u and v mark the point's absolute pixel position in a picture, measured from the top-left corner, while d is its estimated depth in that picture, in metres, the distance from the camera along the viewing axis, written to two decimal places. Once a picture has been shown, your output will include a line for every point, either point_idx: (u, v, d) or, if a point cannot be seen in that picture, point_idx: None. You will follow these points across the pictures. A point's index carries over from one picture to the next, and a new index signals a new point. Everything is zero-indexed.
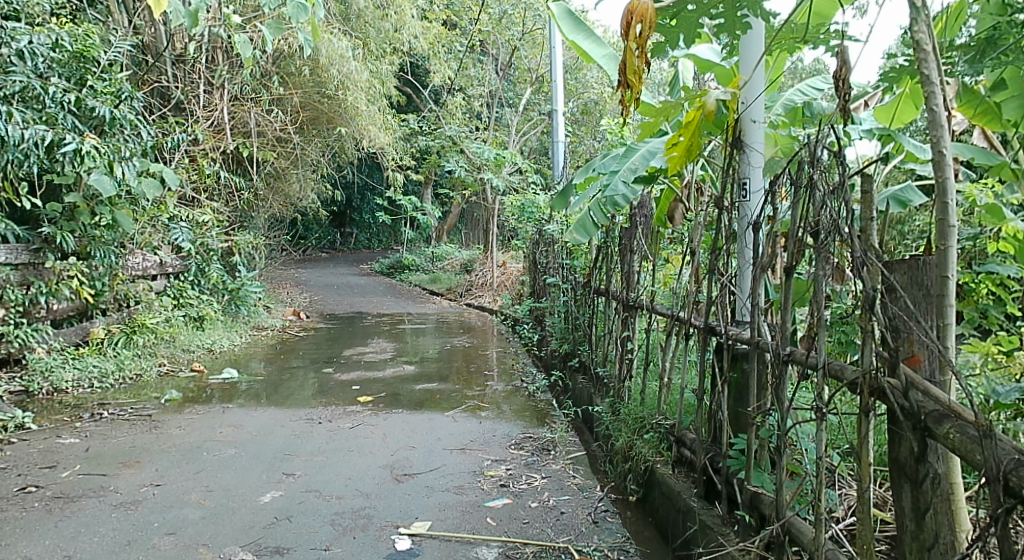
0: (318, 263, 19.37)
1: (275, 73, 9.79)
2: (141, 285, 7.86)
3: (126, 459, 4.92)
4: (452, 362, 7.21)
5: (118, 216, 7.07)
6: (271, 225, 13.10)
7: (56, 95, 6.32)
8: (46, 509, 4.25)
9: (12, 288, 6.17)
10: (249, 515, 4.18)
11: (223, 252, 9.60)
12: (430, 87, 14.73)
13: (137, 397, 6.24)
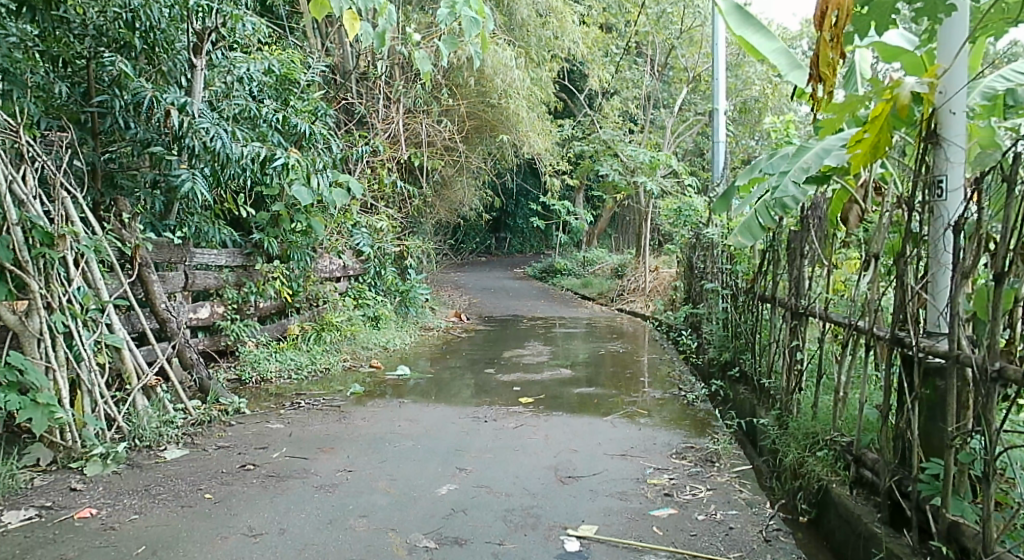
0: (476, 266, 19.71)
1: (444, 85, 10.06)
2: (329, 286, 8.26)
3: (322, 445, 5.18)
4: (604, 367, 7.10)
5: (314, 222, 7.43)
6: (436, 230, 13.45)
7: (271, 116, 6.77)
8: (262, 486, 4.56)
9: (230, 288, 6.91)
10: (428, 505, 4.26)
11: (394, 256, 9.85)
12: (589, 91, 14.69)
13: (325, 391, 6.48)
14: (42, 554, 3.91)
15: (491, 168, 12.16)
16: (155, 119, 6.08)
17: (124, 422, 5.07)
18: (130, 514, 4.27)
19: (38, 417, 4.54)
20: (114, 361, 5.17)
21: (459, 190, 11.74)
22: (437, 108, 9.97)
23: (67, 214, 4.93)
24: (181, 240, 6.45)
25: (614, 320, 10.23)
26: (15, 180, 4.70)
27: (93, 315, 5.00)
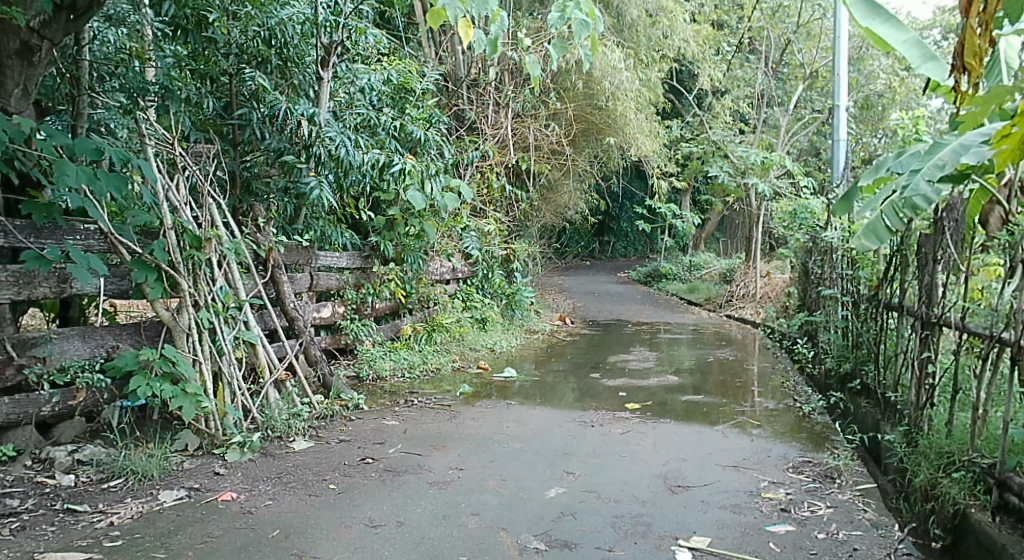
0: (580, 270, 19.54)
1: (553, 89, 10.04)
2: (439, 288, 8.32)
3: (434, 442, 5.25)
4: (715, 375, 6.90)
5: (427, 226, 7.51)
6: (543, 233, 13.43)
7: (388, 124, 6.95)
8: (380, 480, 4.69)
9: (350, 288, 7.07)
10: (538, 507, 4.27)
11: (501, 260, 9.82)
12: (699, 90, 14.39)
13: (436, 389, 6.51)
14: (188, 534, 4.14)
15: (597, 171, 12.04)
16: (287, 128, 6.24)
17: (258, 413, 5.36)
18: (265, 499, 4.48)
19: (187, 406, 4.86)
20: (249, 356, 5.53)
21: (567, 193, 11.68)
22: (545, 111, 9.92)
23: (211, 217, 5.36)
24: (308, 243, 6.70)
25: (722, 327, 9.94)
26: (167, 186, 5.12)
27: (233, 312, 5.37)
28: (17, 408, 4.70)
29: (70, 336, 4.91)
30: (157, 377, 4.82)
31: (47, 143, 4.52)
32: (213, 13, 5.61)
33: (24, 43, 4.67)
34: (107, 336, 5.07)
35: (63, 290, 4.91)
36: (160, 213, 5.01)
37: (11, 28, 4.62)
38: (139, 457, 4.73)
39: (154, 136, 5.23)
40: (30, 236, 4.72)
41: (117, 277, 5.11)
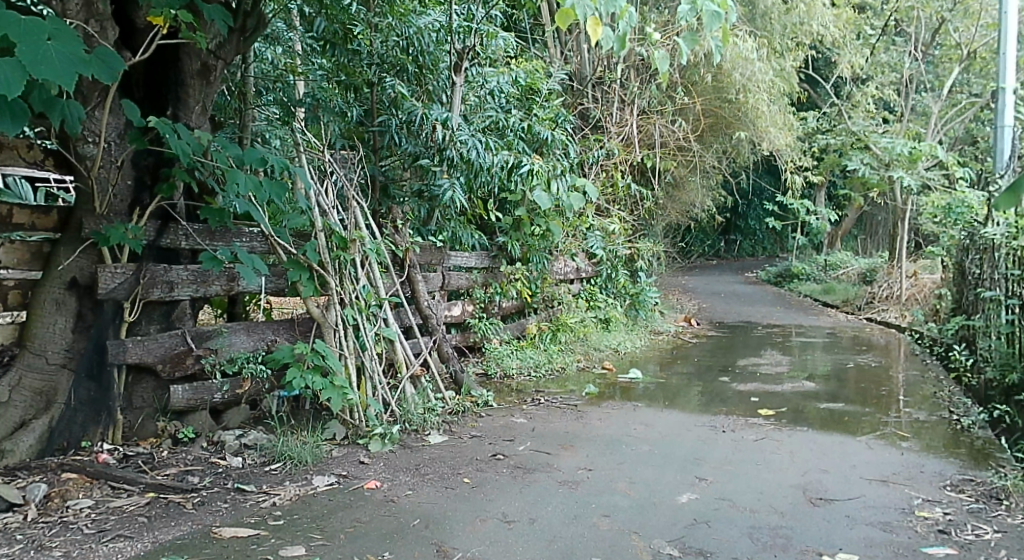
0: (705, 271, 18.95)
1: (681, 83, 9.75)
2: (563, 288, 8.16)
3: (563, 442, 5.07)
4: (860, 382, 6.45)
5: (552, 226, 7.39)
6: (668, 231, 13.06)
7: (516, 125, 6.85)
8: (510, 476, 4.56)
9: (478, 288, 6.99)
10: (670, 512, 4.10)
11: (626, 259, 9.54)
12: (836, 78, 13.72)
13: (562, 389, 6.33)
14: (340, 517, 4.13)
15: (725, 167, 11.64)
16: (423, 134, 6.19)
17: (396, 407, 5.31)
18: (405, 489, 4.43)
19: (336, 398, 4.89)
20: (388, 352, 5.53)
21: (692, 191, 11.32)
22: (673, 107, 9.65)
23: (357, 221, 5.43)
24: (440, 243, 6.65)
25: (864, 331, 9.38)
26: (318, 190, 5.26)
27: (374, 309, 5.44)
28: (195, 395, 4.93)
29: (237, 330, 5.11)
30: (309, 369, 4.91)
31: (221, 154, 4.67)
32: (360, 26, 5.76)
33: (203, 63, 4.90)
34: (268, 330, 5.26)
35: (232, 287, 5.14)
36: (312, 217, 5.14)
37: (194, 51, 4.87)
38: (295, 444, 4.76)
39: (306, 143, 5.44)
40: (206, 239, 4.99)
41: (277, 275, 5.29)
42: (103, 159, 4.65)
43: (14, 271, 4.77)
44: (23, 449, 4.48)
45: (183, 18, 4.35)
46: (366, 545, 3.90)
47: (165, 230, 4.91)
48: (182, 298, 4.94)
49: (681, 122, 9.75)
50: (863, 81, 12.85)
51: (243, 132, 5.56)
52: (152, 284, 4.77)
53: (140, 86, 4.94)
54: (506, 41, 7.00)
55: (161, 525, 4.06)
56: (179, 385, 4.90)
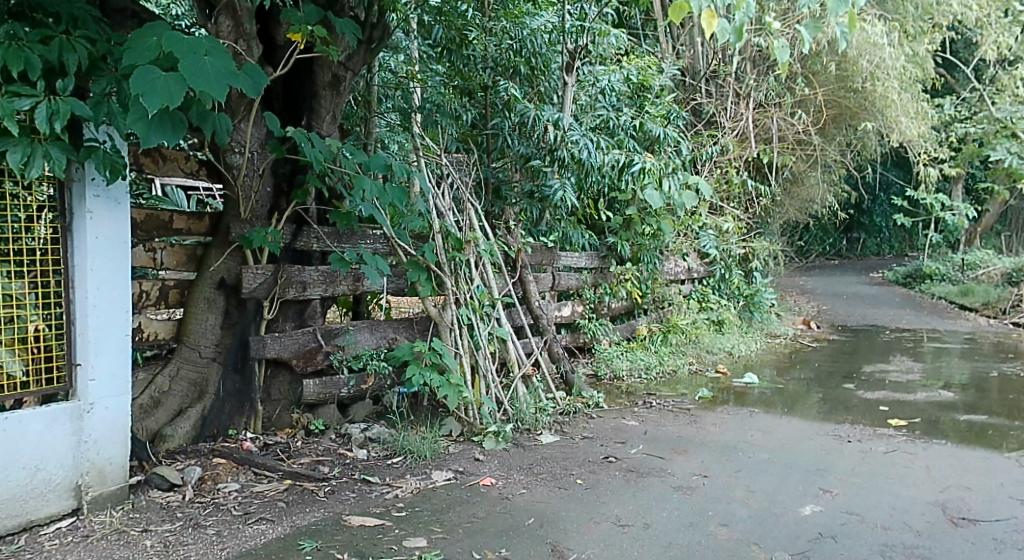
0: (825, 270, 18.34)
1: (800, 74, 9.55)
2: (674, 288, 8.09)
3: (676, 446, 5.04)
4: (1000, 392, 6.16)
5: (664, 226, 7.31)
6: (785, 229, 12.73)
7: (626, 123, 6.82)
8: (623, 479, 4.56)
9: (588, 289, 7.02)
10: (791, 524, 4.04)
11: (740, 259, 9.37)
12: (979, 61, 13.10)
13: (674, 392, 6.28)
14: (457, 512, 4.22)
15: (849, 161, 11.27)
16: (535, 135, 6.26)
17: (509, 405, 5.37)
18: (519, 488, 4.48)
19: (452, 395, 4.98)
20: (501, 351, 5.59)
21: (812, 186, 11.02)
22: (791, 99, 9.46)
23: (471, 223, 5.52)
24: (551, 244, 6.69)
25: (1007, 337, 8.94)
26: (435, 193, 5.37)
27: (487, 309, 5.51)
28: (324, 389, 5.18)
29: (362, 328, 5.34)
30: (427, 366, 5.04)
31: (348, 161, 4.83)
32: (476, 32, 5.89)
33: (334, 75, 5.11)
34: (389, 329, 5.49)
35: (357, 287, 5.36)
36: (430, 219, 5.24)
37: (325, 63, 5.08)
38: (415, 439, 4.89)
39: (425, 148, 5.54)
40: (332, 241, 5.21)
41: (398, 276, 5.51)
42: (247, 169, 4.84)
43: (172, 271, 4.87)
44: (180, 434, 4.72)
45: (320, 34, 4.54)
46: (483, 541, 3.96)
47: (299, 233, 5.12)
48: (314, 297, 5.17)
49: (801, 114, 9.53)
50: (1011, 63, 12.40)
51: (366, 139, 5.75)
52: (288, 284, 5.01)
53: (279, 99, 5.14)
54: (619, 39, 7.05)
55: (297, 510, 4.24)
56: (310, 379, 5.16)
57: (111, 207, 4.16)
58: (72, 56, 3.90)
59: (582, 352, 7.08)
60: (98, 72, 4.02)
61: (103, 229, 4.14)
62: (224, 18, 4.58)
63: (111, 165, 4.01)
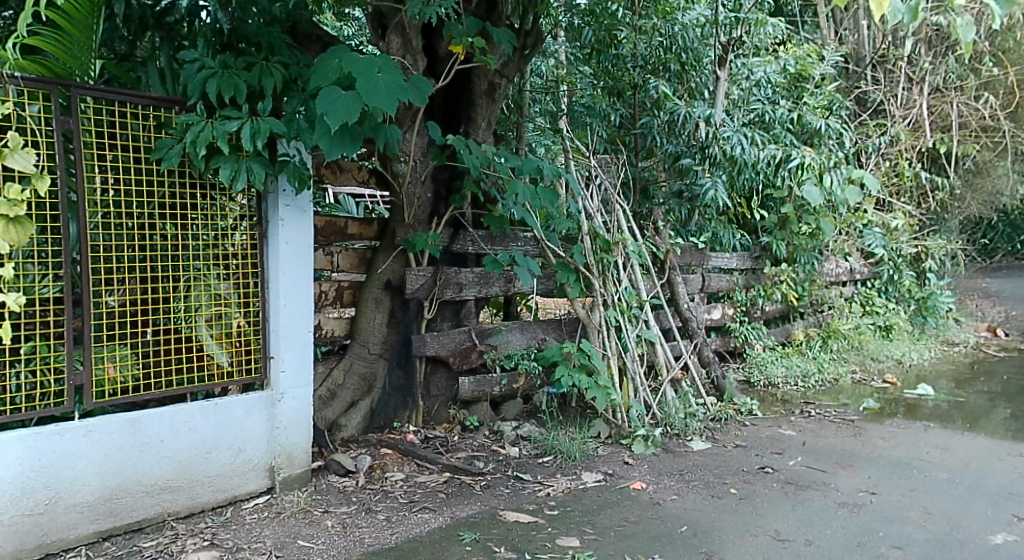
0: (1012, 270, 17.16)
1: (988, 52, 9.01)
2: (835, 291, 7.81)
3: (840, 460, 4.87)
4: None
5: (824, 224, 7.07)
6: (965, 226, 12.02)
7: (782, 116, 6.63)
8: (782, 492, 4.46)
9: (740, 291, 6.89)
10: (976, 553, 3.85)
11: (912, 258, 8.86)
12: None
13: (835, 402, 6.06)
14: (609, 515, 4.23)
15: None
16: (685, 133, 6.22)
17: (657, 409, 5.32)
18: (670, 494, 4.45)
19: (600, 397, 4.99)
20: (649, 354, 5.59)
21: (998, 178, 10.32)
22: (974, 81, 8.92)
23: (620, 224, 5.53)
24: (702, 245, 6.59)
25: None
26: (584, 195, 5.42)
27: (635, 311, 5.52)
28: (478, 387, 5.30)
29: (513, 328, 5.45)
30: (575, 368, 5.07)
31: (502, 166, 4.93)
32: (626, 31, 5.89)
33: (490, 82, 5.22)
34: (539, 330, 5.57)
35: (509, 288, 5.48)
36: (579, 220, 5.30)
37: (481, 72, 5.20)
38: (565, 439, 4.94)
39: (574, 150, 5.65)
40: (487, 243, 5.36)
41: (547, 277, 5.57)
42: (412, 176, 5.00)
43: (345, 273, 5.09)
44: (353, 424, 4.95)
45: (480, 45, 4.67)
46: (635, 545, 3.96)
47: (456, 236, 5.28)
48: (469, 298, 5.32)
49: (986, 97, 8.94)
50: None
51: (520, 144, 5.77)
52: (446, 285, 5.17)
53: (440, 108, 5.32)
54: (775, 28, 6.88)
55: (456, 502, 4.37)
56: (465, 376, 5.29)
57: (299, 215, 4.40)
58: (270, 80, 4.14)
59: (733, 357, 6.94)
60: (291, 93, 4.22)
61: (292, 236, 4.39)
62: (393, 36, 4.80)
63: (300, 177, 4.24)
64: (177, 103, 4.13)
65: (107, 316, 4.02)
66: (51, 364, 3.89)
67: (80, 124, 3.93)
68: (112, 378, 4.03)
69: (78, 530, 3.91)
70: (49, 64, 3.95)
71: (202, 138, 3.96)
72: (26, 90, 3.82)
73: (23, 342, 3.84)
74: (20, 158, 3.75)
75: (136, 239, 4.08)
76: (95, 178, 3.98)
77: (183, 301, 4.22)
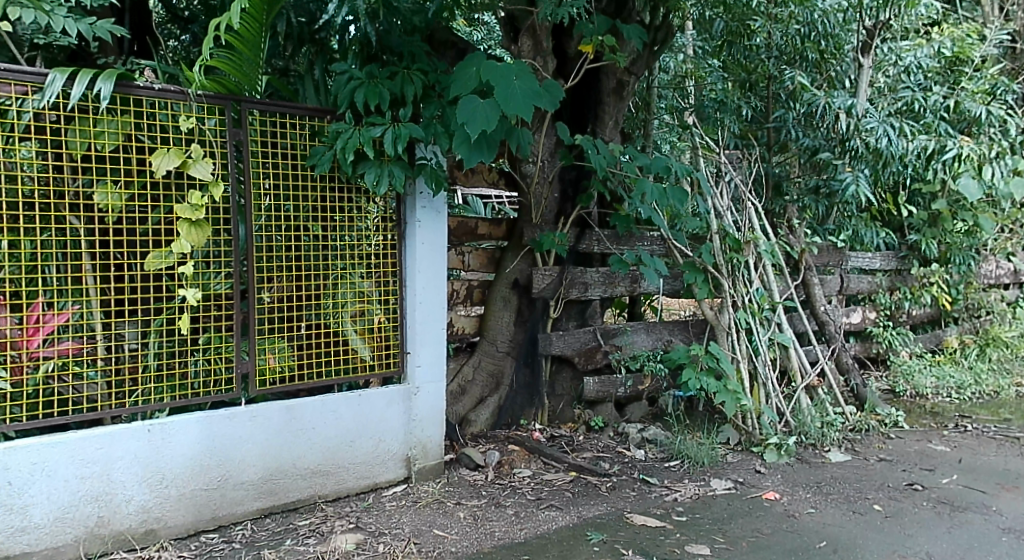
0: None
1: None
2: (995, 294, 7.27)
3: (1003, 481, 4.51)
4: None
5: (982, 222, 6.52)
6: None
7: (936, 103, 6.10)
8: (936, 512, 4.16)
9: (883, 293, 6.51)
10: None
11: None
12: None
13: (996, 417, 5.64)
14: (741, 524, 4.03)
15: None
16: (824, 126, 5.93)
17: (791, 416, 5.06)
18: (807, 507, 4.21)
19: (730, 402, 4.79)
20: (782, 359, 5.29)
21: None
22: None
23: (750, 222, 5.30)
24: (841, 243, 6.26)
25: None
26: (713, 193, 5.18)
27: (767, 314, 5.25)
28: (602, 388, 5.15)
29: (639, 329, 5.28)
30: (703, 371, 4.86)
31: (629, 164, 4.80)
32: (759, 21, 5.65)
33: (619, 81, 5.09)
34: (665, 331, 5.38)
35: (635, 288, 5.32)
36: (708, 220, 5.10)
37: (612, 69, 5.07)
38: (693, 444, 4.74)
39: (703, 147, 5.41)
40: (613, 243, 5.20)
41: (673, 277, 5.38)
42: (540, 177, 4.93)
43: (474, 271, 5.04)
44: (482, 419, 4.90)
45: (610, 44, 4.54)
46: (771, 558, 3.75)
47: (582, 236, 5.17)
48: (594, 298, 5.18)
49: None
50: None
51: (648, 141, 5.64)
52: (572, 285, 5.06)
53: (568, 110, 5.21)
54: (930, 8, 6.39)
55: (583, 501, 4.26)
56: (589, 376, 5.15)
57: (434, 219, 4.39)
58: (411, 87, 4.12)
59: (875, 364, 6.61)
60: (429, 100, 4.20)
61: (429, 237, 4.38)
62: (524, 39, 4.76)
63: (437, 180, 4.22)
64: (330, 113, 4.18)
65: (265, 311, 4.09)
66: (223, 352, 3.99)
67: (250, 135, 4.00)
68: (272, 368, 4.10)
69: (244, 507, 3.99)
70: (227, 83, 3.99)
71: (351, 144, 4.00)
72: (206, 106, 3.91)
73: (199, 333, 3.95)
74: (200, 168, 3.85)
75: (291, 240, 4.14)
76: (260, 183, 4.04)
77: (331, 297, 4.25)
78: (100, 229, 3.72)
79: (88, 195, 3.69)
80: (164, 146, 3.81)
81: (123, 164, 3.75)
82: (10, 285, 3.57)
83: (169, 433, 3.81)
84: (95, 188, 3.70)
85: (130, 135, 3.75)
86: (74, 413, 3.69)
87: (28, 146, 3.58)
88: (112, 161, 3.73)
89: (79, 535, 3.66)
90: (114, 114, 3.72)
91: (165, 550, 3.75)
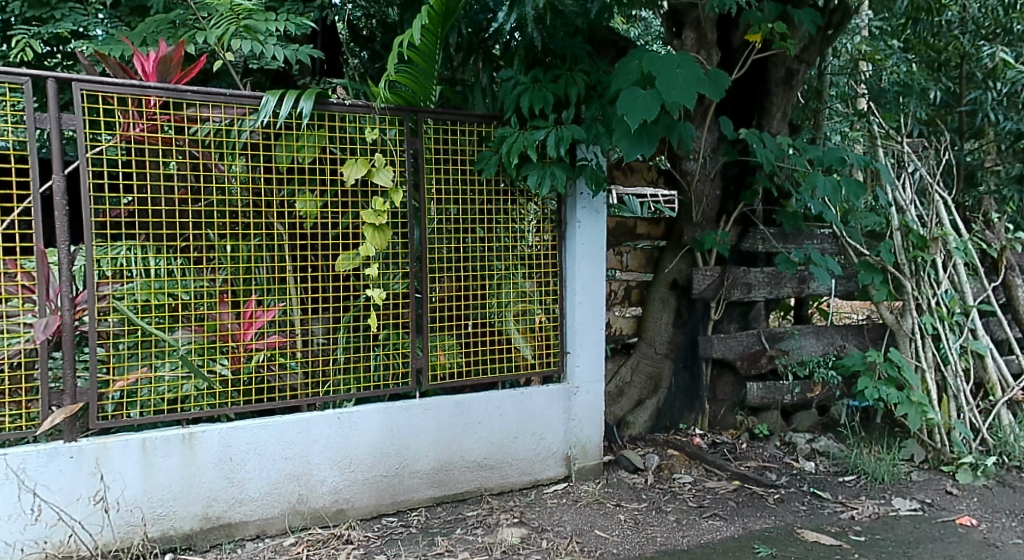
0: None
1: None
2: None
3: None
4: None
5: None
6: None
7: None
8: None
9: None
10: None
11: None
12: None
13: None
14: (929, 549, 3.97)
15: None
16: None
17: (989, 434, 4.92)
18: (1012, 536, 4.12)
19: (913, 414, 4.72)
20: (978, 370, 5.10)
21: None
22: None
23: (939, 218, 5.20)
24: None
25: None
26: (896, 187, 5.16)
27: (959, 319, 5.10)
28: (768, 394, 5.16)
29: (807, 333, 5.22)
30: (882, 380, 4.85)
31: (800, 158, 4.74)
32: None
33: (789, 69, 5.09)
34: (837, 335, 5.30)
35: (803, 289, 5.27)
36: (889, 214, 5.09)
37: (780, 58, 5.10)
38: (871, 459, 4.69)
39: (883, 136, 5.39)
40: (779, 241, 5.20)
41: (847, 278, 5.31)
42: (702, 174, 4.98)
43: (633, 272, 5.17)
44: (641, 421, 5.02)
45: (783, 29, 4.55)
46: None
47: (745, 235, 5.20)
48: (758, 299, 5.18)
49: None
50: None
51: (817, 133, 5.60)
52: (734, 286, 5.07)
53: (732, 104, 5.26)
54: None
55: (748, 512, 4.31)
56: (753, 382, 5.17)
57: (593, 218, 4.55)
58: (574, 88, 4.30)
59: None
60: (591, 100, 4.36)
61: (588, 236, 4.54)
62: (688, 32, 4.83)
63: (597, 180, 4.37)
64: (495, 118, 4.41)
65: (437, 308, 4.36)
66: (401, 348, 4.28)
67: (426, 143, 4.28)
68: (443, 363, 4.38)
69: (418, 494, 4.28)
70: (406, 95, 4.31)
71: (516, 148, 4.19)
72: (386, 117, 4.22)
73: (381, 328, 4.26)
74: (383, 176, 4.16)
75: (461, 242, 4.39)
76: (433, 187, 4.31)
77: (495, 296, 4.48)
78: (299, 232, 4.07)
79: (289, 204, 4.05)
80: (353, 156, 4.13)
81: (320, 173, 4.10)
82: (229, 284, 3.97)
83: (355, 420, 4.13)
84: (296, 197, 4.05)
85: (325, 147, 4.10)
86: (279, 399, 4.07)
87: (241, 160, 3.95)
88: (311, 171, 4.08)
89: (284, 509, 4.03)
90: (314, 129, 4.07)
91: (353, 529, 4.07)
